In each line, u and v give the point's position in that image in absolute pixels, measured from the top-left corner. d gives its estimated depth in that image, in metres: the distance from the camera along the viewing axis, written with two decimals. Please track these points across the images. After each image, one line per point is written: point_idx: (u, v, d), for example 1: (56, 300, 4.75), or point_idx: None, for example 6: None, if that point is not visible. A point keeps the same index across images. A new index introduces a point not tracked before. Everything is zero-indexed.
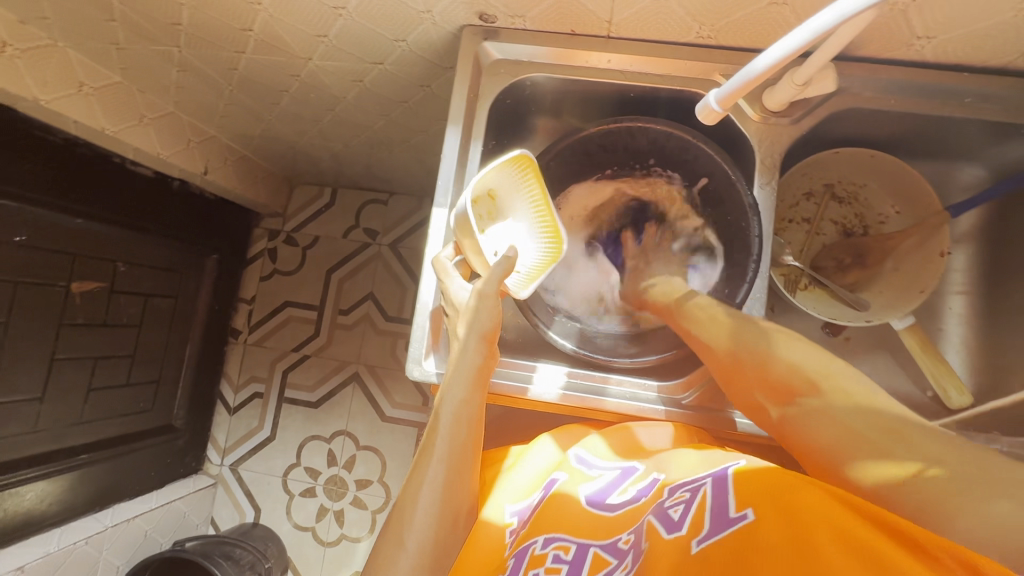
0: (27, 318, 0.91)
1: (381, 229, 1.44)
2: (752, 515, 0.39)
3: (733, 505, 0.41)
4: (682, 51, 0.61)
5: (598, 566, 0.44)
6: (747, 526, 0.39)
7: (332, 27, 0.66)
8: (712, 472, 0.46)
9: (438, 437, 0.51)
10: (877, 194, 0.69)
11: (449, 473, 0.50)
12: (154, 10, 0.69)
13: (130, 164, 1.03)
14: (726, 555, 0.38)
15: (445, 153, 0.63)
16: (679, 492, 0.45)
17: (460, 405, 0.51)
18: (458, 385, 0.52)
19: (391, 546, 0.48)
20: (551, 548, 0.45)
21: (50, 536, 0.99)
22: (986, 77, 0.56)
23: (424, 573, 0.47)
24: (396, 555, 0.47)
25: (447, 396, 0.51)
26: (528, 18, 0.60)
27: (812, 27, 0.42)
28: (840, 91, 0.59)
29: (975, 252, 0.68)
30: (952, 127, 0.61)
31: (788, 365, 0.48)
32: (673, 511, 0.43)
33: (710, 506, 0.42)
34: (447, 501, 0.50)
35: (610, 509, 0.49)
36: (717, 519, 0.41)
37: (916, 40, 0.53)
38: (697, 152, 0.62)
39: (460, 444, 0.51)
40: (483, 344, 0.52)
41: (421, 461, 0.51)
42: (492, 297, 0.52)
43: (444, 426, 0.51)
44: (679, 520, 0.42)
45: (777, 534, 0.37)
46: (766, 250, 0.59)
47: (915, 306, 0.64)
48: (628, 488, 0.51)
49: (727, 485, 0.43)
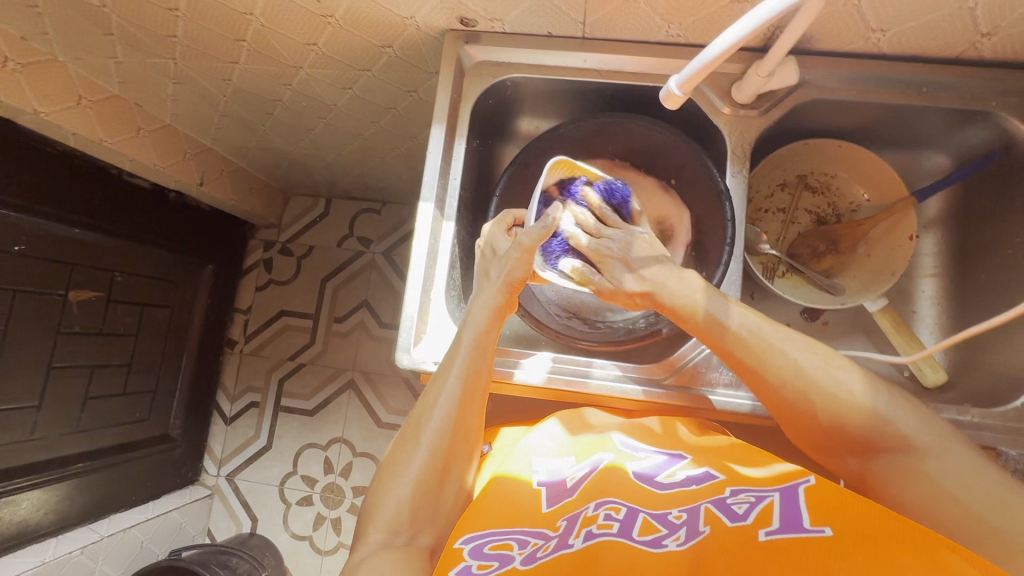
0: (26, 327, 0.93)
1: (374, 237, 1.46)
2: (830, 531, 0.40)
3: (808, 519, 0.41)
4: (655, 49, 0.64)
5: (648, 529, 0.45)
6: (826, 539, 0.39)
7: (321, 35, 0.69)
8: (779, 486, 0.46)
9: (456, 359, 0.55)
10: (848, 183, 0.72)
11: (464, 391, 0.54)
12: (151, 23, 0.72)
13: (127, 175, 1.05)
14: (800, 552, 0.38)
15: (430, 151, 0.65)
16: (743, 493, 0.46)
17: (481, 334, 0.55)
18: (479, 317, 0.56)
19: (405, 445, 0.52)
20: (602, 509, 0.48)
21: (46, 545, 0.99)
22: (941, 67, 0.59)
23: (434, 470, 0.51)
24: (407, 452, 0.51)
25: (469, 324, 0.56)
26: (507, 21, 0.63)
27: (762, 14, 0.44)
28: (803, 84, 0.62)
29: (944, 236, 0.71)
30: (913, 115, 0.64)
31: (868, 419, 0.46)
32: (736, 506, 0.45)
33: (779, 510, 0.43)
34: (459, 416, 0.53)
35: (660, 486, 0.50)
36: (788, 522, 0.41)
37: (872, 33, 0.57)
38: (668, 142, 0.65)
39: (476, 368, 0.55)
40: (506, 288, 0.57)
41: (437, 379, 0.55)
42: (525, 249, 0.55)
43: (461, 349, 0.55)
44: (743, 513, 0.44)
45: (860, 548, 0.38)
46: (738, 233, 0.61)
47: (892, 283, 0.67)
48: (677, 471, 0.52)
49: (799, 498, 0.44)
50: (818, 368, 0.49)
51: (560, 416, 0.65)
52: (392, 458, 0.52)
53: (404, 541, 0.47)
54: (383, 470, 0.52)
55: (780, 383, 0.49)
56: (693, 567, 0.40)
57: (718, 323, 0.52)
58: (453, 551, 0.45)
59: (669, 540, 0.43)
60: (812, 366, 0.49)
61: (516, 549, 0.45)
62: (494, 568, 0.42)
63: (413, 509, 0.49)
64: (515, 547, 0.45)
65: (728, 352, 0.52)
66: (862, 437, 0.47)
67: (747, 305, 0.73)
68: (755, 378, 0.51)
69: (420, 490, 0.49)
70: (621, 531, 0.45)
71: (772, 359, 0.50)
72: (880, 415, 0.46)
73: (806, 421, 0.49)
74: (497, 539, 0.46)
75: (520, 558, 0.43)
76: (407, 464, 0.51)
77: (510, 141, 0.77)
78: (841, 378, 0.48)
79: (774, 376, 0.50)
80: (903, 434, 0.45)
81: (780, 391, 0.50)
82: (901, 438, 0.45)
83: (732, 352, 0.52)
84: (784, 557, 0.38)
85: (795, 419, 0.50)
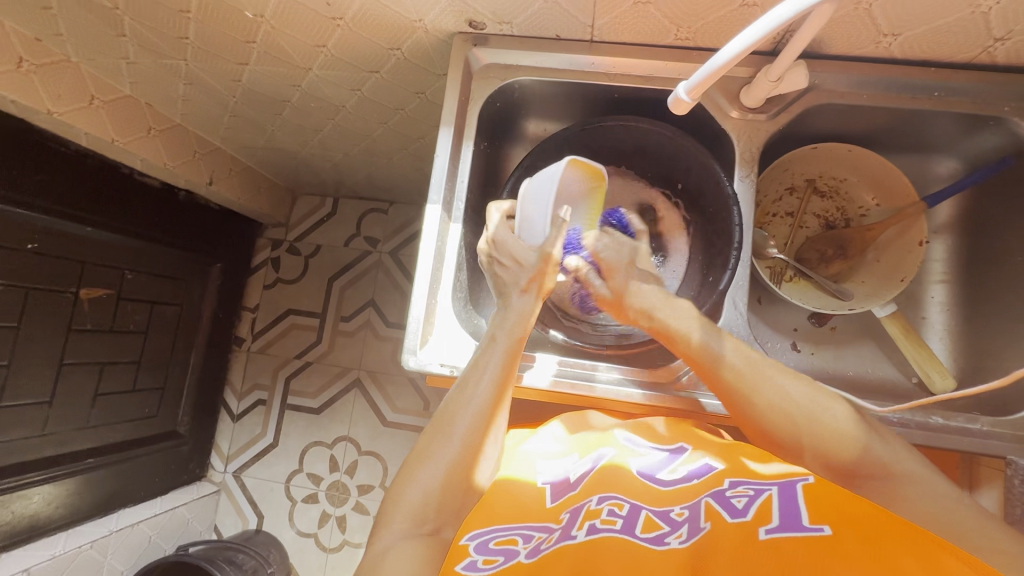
0: (39, 324, 0.94)
1: (381, 237, 1.47)
2: (828, 530, 0.40)
3: (807, 517, 0.41)
4: (663, 53, 0.64)
5: (651, 527, 0.46)
6: (824, 536, 0.39)
7: (330, 37, 0.69)
8: (779, 481, 0.48)
9: (489, 356, 0.54)
10: (858, 187, 0.72)
11: (496, 389, 0.53)
12: (163, 25, 0.72)
13: (138, 175, 1.06)
14: (798, 548, 0.38)
15: (438, 153, 0.65)
16: (742, 487, 0.47)
17: (513, 333, 0.55)
18: (513, 316, 0.56)
19: (433, 439, 0.51)
20: (605, 504, 0.49)
21: (56, 539, 1.01)
22: (953, 72, 0.59)
23: (464, 467, 0.50)
24: (435, 445, 0.51)
25: (503, 323, 0.56)
26: (516, 24, 0.63)
27: (771, 20, 0.44)
28: (813, 88, 0.61)
29: (954, 241, 0.70)
30: (923, 119, 0.63)
31: (853, 450, 0.47)
32: (736, 501, 0.46)
33: (778, 506, 0.43)
34: (489, 417, 0.52)
35: (662, 483, 0.51)
36: (787, 519, 0.42)
37: (882, 38, 0.56)
38: (676, 146, 0.65)
39: (507, 370, 0.54)
40: (536, 290, 0.57)
41: (467, 375, 0.54)
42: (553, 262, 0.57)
43: (494, 349, 0.55)
44: (742, 509, 0.44)
45: (856, 543, 0.38)
46: (746, 238, 0.61)
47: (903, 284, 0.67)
48: (679, 467, 0.54)
49: (797, 494, 0.44)
50: (805, 399, 0.49)
51: (564, 418, 0.67)
52: (420, 451, 0.51)
53: (429, 530, 0.47)
54: (409, 462, 0.51)
55: (769, 410, 0.49)
56: (695, 563, 0.40)
57: (714, 356, 0.52)
58: (460, 548, 0.47)
59: (671, 537, 0.44)
60: (797, 394, 0.49)
61: (521, 544, 0.46)
62: (499, 563, 0.43)
63: (441, 499, 0.48)
64: (519, 542, 0.46)
65: (722, 379, 0.51)
66: (840, 464, 0.47)
67: (753, 309, 0.73)
68: (743, 407, 0.50)
69: (451, 484, 0.49)
70: (624, 527, 0.46)
71: (762, 390, 0.50)
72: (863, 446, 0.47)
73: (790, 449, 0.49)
74: (502, 535, 0.48)
75: (525, 552, 0.45)
76: (436, 456, 0.50)
77: (518, 143, 0.77)
78: (827, 406, 0.49)
79: (763, 404, 0.49)
80: (881, 461, 0.46)
81: (767, 421, 0.49)
82: (883, 468, 0.46)
83: (719, 378, 0.51)
84: (784, 556, 0.38)
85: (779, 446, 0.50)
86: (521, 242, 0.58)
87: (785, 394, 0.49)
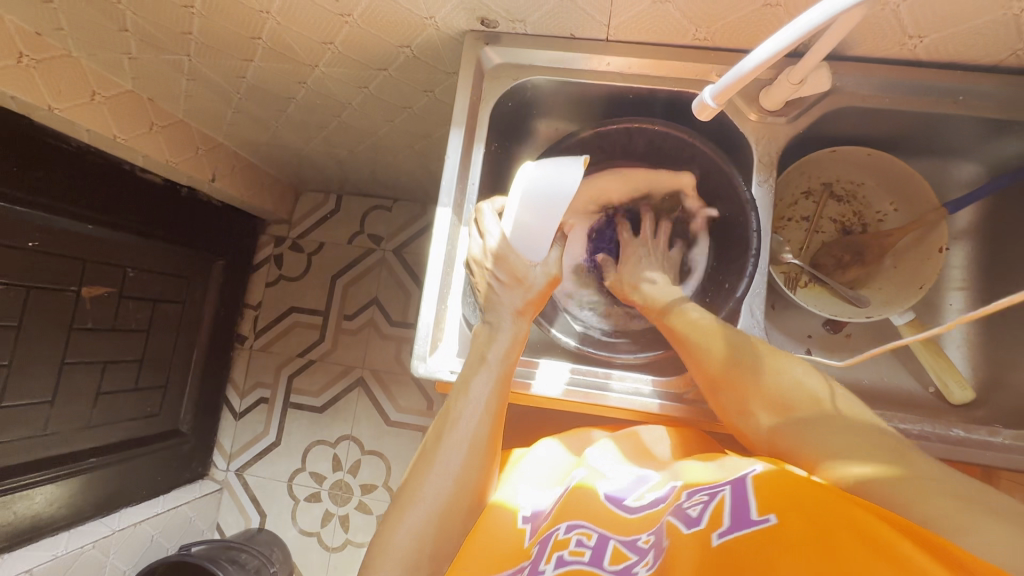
0: (40, 323, 0.93)
1: (385, 235, 1.45)
2: (775, 518, 0.41)
3: (755, 509, 0.42)
4: (680, 54, 0.62)
5: (618, 558, 0.45)
6: (771, 528, 0.40)
7: (338, 34, 0.67)
8: (731, 478, 0.47)
9: (478, 382, 0.54)
10: (875, 192, 0.70)
11: (487, 416, 0.53)
12: (166, 20, 0.70)
13: (140, 171, 1.05)
14: (750, 550, 0.39)
15: (449, 154, 0.64)
16: (697, 495, 0.47)
17: (504, 358, 0.55)
18: (502, 340, 0.56)
19: (423, 471, 0.52)
20: (573, 533, 0.47)
21: (58, 539, 1.00)
22: (979, 75, 0.57)
23: (454, 499, 0.51)
24: (425, 486, 0.51)
25: (493, 347, 0.56)
26: (529, 22, 0.61)
27: (800, 26, 0.43)
28: (834, 91, 0.60)
29: (975, 247, 0.69)
30: (947, 123, 0.62)
31: (788, 385, 0.49)
32: (691, 510, 0.45)
33: (730, 507, 0.44)
34: (484, 453, 0.53)
35: (630, 510, 0.50)
36: (738, 519, 0.42)
37: (909, 39, 0.55)
38: (693, 149, 0.63)
39: (500, 400, 0.54)
40: (524, 314, 0.57)
41: (456, 401, 0.54)
42: (556, 279, 0.58)
43: (486, 373, 0.55)
44: (697, 517, 0.44)
45: (801, 532, 0.39)
46: (764, 245, 0.59)
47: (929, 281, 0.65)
48: (646, 493, 0.52)
49: (747, 488, 0.44)
50: (744, 341, 0.53)
51: (560, 436, 0.65)
52: (409, 486, 0.51)
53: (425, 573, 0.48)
54: (399, 498, 0.51)
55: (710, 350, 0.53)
56: None
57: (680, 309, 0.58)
58: None
59: (640, 567, 0.43)
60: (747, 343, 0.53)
61: None
62: None
63: (435, 541, 0.49)
64: None
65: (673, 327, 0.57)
66: (777, 397, 0.49)
67: (767, 316, 0.72)
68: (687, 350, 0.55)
69: (444, 523, 0.50)
70: (592, 559, 0.44)
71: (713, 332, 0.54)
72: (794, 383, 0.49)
73: (729, 382, 0.51)
74: None
75: None
76: (428, 495, 0.51)
77: (529, 144, 0.75)
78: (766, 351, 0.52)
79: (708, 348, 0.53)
80: (813, 397, 0.48)
81: (708, 359, 0.53)
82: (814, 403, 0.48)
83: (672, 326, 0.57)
84: (738, 564, 0.39)
85: (718, 380, 0.52)
86: (521, 257, 0.58)
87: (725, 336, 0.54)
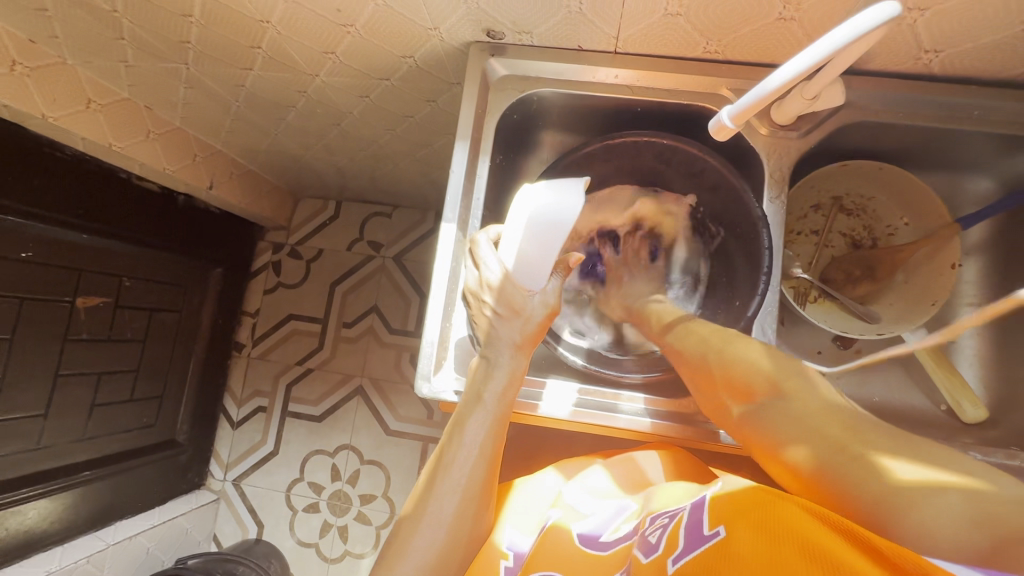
0: (33, 334, 0.91)
1: (385, 242, 1.43)
2: (724, 531, 0.40)
3: (707, 523, 0.42)
4: (690, 67, 0.61)
5: None
6: (719, 540, 0.40)
7: (340, 44, 0.66)
8: (691, 501, 0.47)
9: (471, 425, 0.52)
10: (886, 206, 0.69)
11: (481, 462, 0.52)
12: (164, 28, 0.69)
13: (136, 179, 1.03)
14: (699, 566, 0.39)
15: (454, 169, 0.63)
16: (659, 519, 0.47)
17: (500, 398, 0.53)
18: (499, 378, 0.54)
19: (415, 521, 0.50)
20: None
21: (52, 554, 0.98)
22: (994, 90, 0.56)
23: (447, 548, 0.50)
24: (417, 538, 0.49)
25: (489, 387, 0.54)
26: (536, 34, 0.60)
27: (823, 47, 0.42)
28: (847, 105, 0.59)
29: (986, 263, 0.68)
30: (961, 139, 0.61)
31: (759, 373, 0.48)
32: (652, 536, 0.46)
33: (686, 526, 0.44)
34: (478, 500, 0.52)
35: (603, 547, 0.50)
36: (691, 536, 0.42)
37: (924, 54, 0.53)
38: (702, 164, 0.62)
39: (496, 444, 0.53)
40: (522, 351, 0.55)
41: (450, 443, 0.52)
42: (553, 309, 0.56)
43: (482, 414, 0.53)
44: (655, 543, 0.44)
45: (744, 540, 0.38)
46: (775, 263, 0.58)
47: (950, 289, 0.64)
48: (621, 526, 0.52)
49: (705, 509, 0.44)
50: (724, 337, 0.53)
51: (559, 465, 0.65)
52: (400, 537, 0.50)
53: None
54: (389, 551, 0.49)
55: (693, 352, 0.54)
56: None
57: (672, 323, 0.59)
58: None
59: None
60: (756, 350, 0.51)
61: None
62: None
63: None
64: None
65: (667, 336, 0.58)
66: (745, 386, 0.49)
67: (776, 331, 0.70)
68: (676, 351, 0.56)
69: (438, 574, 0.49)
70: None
71: (718, 338, 0.53)
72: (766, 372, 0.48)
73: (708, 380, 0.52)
74: None
75: None
76: (418, 548, 0.49)
77: (534, 155, 0.74)
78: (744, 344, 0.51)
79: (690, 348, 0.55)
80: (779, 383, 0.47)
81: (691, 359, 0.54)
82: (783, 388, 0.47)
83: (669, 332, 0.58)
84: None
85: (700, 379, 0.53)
86: (518, 285, 0.55)
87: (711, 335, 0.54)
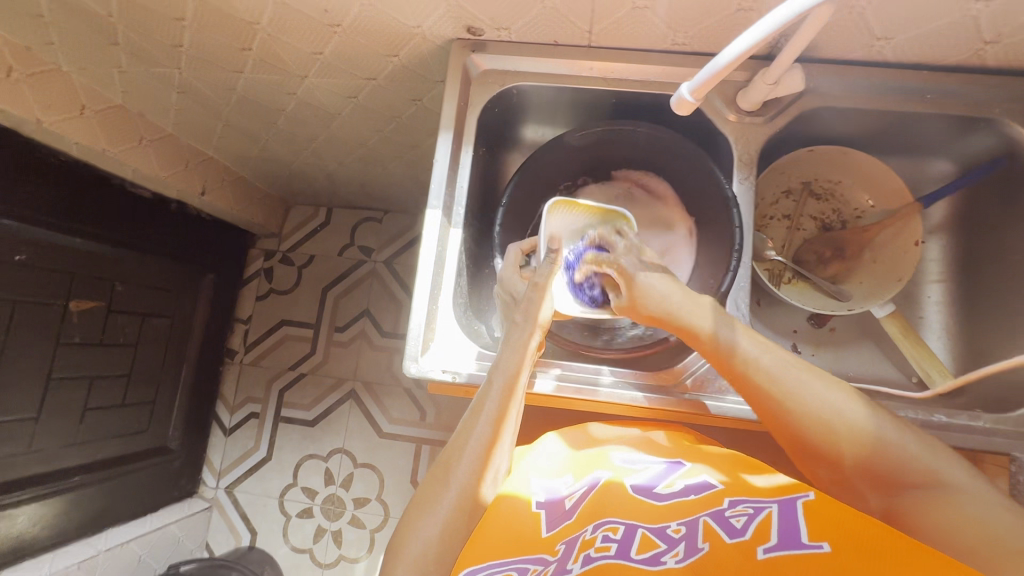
0: (26, 337, 0.92)
1: (375, 246, 1.46)
2: (828, 546, 0.40)
3: (806, 533, 0.42)
4: (661, 58, 0.64)
5: (647, 546, 0.45)
6: (823, 554, 0.39)
7: (328, 44, 0.69)
8: (780, 498, 0.47)
9: (487, 401, 0.54)
10: (853, 189, 0.72)
11: (494, 433, 0.53)
12: (157, 32, 0.72)
13: (129, 185, 1.05)
14: (798, 566, 0.39)
15: (437, 159, 0.65)
16: (741, 505, 0.47)
17: (510, 374, 0.55)
18: (511, 356, 0.56)
19: (435, 485, 0.51)
20: (600, 532, 0.48)
21: (42, 561, 0.97)
22: (944, 74, 0.60)
23: (464, 513, 0.49)
24: (435, 497, 0.50)
25: (501, 365, 0.55)
26: (514, 30, 0.63)
27: (771, 21, 0.45)
28: (808, 92, 0.62)
29: (949, 242, 0.71)
30: (917, 122, 0.64)
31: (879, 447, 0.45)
32: (734, 519, 0.45)
33: (778, 522, 0.43)
34: (487, 459, 0.52)
35: (658, 498, 0.51)
36: (786, 537, 0.42)
37: (876, 41, 0.57)
38: (677, 151, 0.65)
39: (506, 412, 0.54)
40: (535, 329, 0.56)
41: (469, 419, 0.54)
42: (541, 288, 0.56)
43: (494, 390, 0.54)
44: (741, 528, 0.44)
45: (857, 563, 0.38)
46: (746, 241, 0.61)
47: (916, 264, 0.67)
48: (676, 481, 0.53)
49: (797, 512, 0.44)
50: (818, 388, 0.48)
51: (563, 434, 0.66)
52: (420, 498, 0.51)
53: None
54: (411, 509, 0.51)
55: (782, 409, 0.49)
56: None
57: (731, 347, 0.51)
58: None
59: (668, 557, 0.44)
60: (851, 411, 0.47)
61: None
62: None
63: (440, 551, 0.47)
64: None
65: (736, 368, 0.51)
66: (865, 461, 0.45)
67: (753, 311, 0.73)
68: (756, 399, 0.50)
69: (449, 530, 0.48)
70: (619, 552, 0.45)
71: (809, 403, 0.48)
72: (889, 447, 0.45)
73: (808, 449, 0.48)
74: (498, 571, 0.44)
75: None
76: (437, 506, 0.49)
77: (515, 149, 0.78)
78: (847, 404, 0.47)
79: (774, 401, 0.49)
80: (920, 467, 0.44)
81: (782, 414, 0.49)
82: (911, 472, 0.44)
83: (748, 377, 0.50)
84: None
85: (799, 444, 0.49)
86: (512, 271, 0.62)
87: (799, 386, 0.48)
